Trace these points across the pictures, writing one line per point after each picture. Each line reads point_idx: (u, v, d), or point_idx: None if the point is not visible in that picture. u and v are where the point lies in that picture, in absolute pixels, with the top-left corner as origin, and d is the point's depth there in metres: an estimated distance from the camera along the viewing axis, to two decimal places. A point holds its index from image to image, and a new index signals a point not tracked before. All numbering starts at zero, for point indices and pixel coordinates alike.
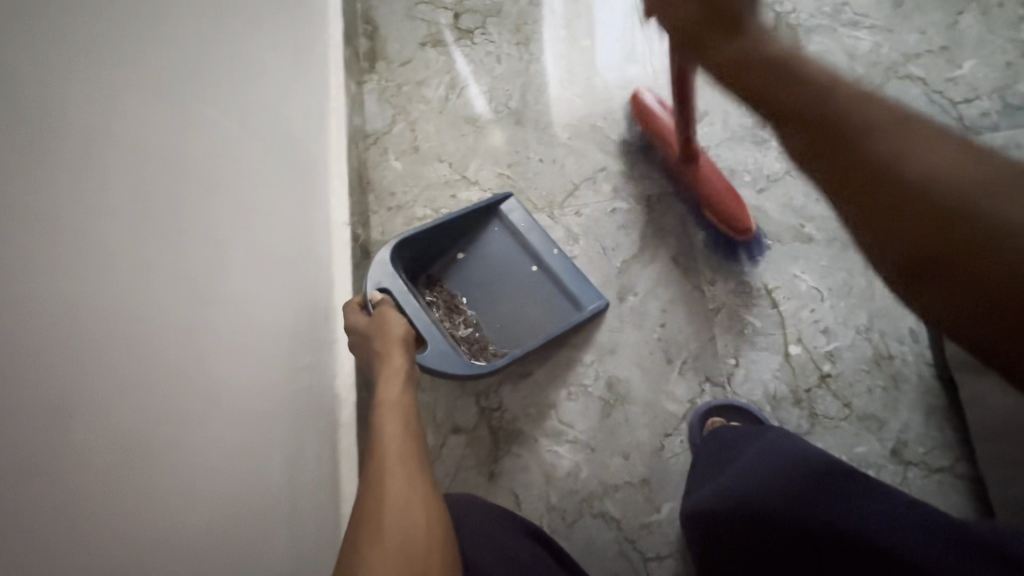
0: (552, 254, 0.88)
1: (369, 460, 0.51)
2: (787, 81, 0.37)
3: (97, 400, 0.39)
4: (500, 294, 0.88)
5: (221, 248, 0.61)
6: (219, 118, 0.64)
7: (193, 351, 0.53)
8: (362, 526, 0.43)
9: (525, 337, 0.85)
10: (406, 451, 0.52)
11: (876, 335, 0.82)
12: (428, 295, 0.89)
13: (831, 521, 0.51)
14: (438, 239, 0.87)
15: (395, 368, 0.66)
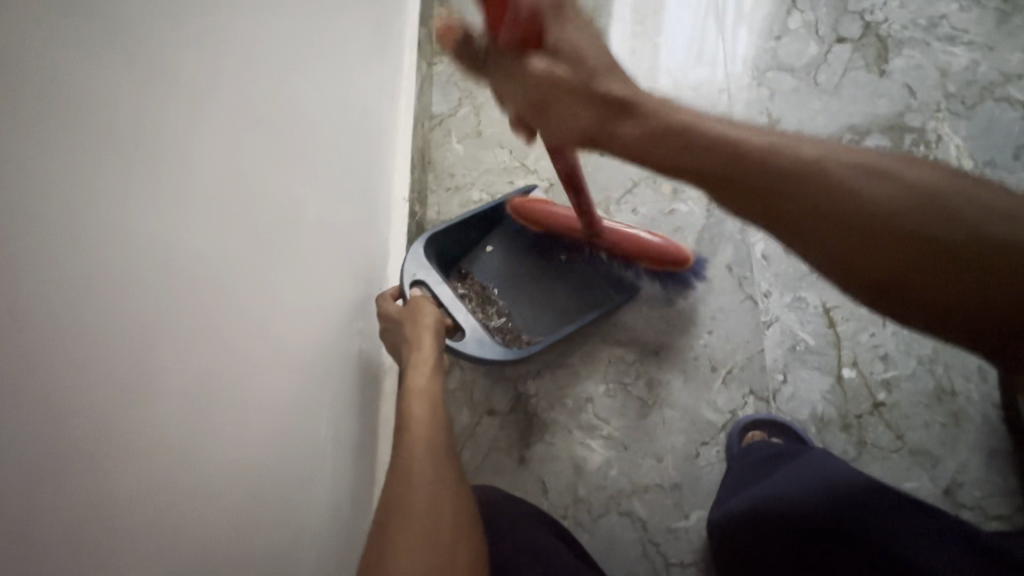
0: (579, 243, 0.90)
1: (398, 449, 0.53)
2: (669, 133, 0.45)
3: (182, 332, 0.44)
4: (530, 288, 0.88)
5: (298, 209, 0.65)
6: (307, 88, 0.68)
7: (266, 303, 0.58)
8: (391, 517, 0.46)
9: (561, 326, 0.85)
10: (434, 442, 0.53)
11: (940, 368, 0.77)
12: (460, 287, 0.88)
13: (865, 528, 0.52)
14: (468, 231, 0.89)
15: (424, 357, 0.67)
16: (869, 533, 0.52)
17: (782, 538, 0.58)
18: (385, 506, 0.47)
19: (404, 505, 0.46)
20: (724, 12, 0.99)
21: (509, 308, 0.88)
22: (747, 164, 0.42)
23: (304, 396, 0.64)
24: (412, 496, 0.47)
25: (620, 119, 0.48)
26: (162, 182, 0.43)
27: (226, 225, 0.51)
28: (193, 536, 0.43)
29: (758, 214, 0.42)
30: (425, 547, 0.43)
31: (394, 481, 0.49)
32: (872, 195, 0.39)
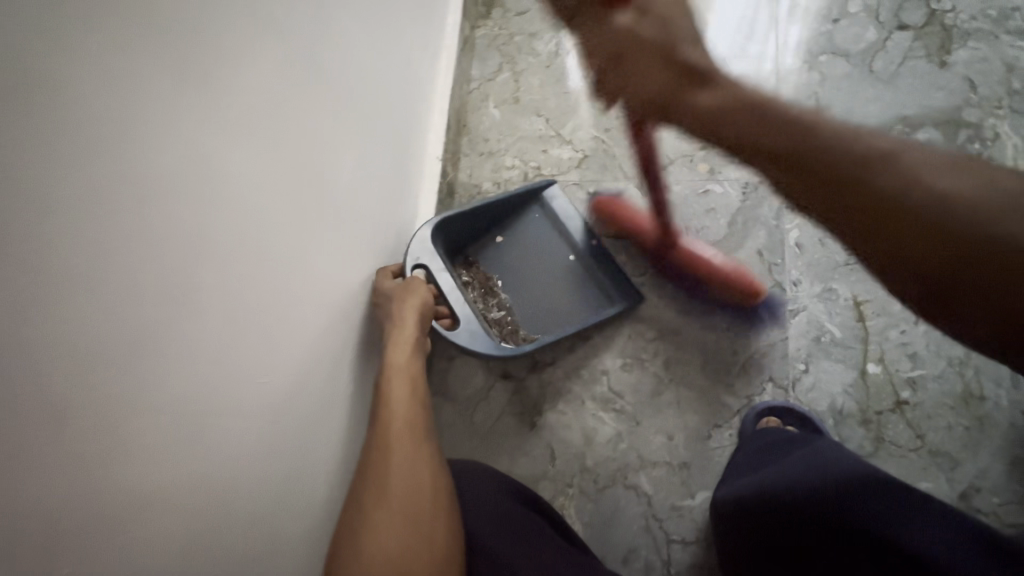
0: (590, 244, 0.88)
1: (376, 431, 0.54)
2: (745, 105, 0.41)
3: (216, 254, 0.46)
4: (532, 284, 0.88)
5: (336, 150, 0.66)
6: (355, 29, 0.68)
7: (297, 239, 0.59)
8: (368, 500, 0.47)
9: (558, 326, 0.85)
10: (416, 425, 0.55)
11: (970, 371, 0.75)
12: (464, 274, 0.89)
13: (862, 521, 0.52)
14: (479, 219, 0.88)
15: (406, 338, 0.68)
16: (863, 514, 0.52)
17: (777, 523, 0.58)
18: (362, 486, 0.49)
19: (380, 494, 0.47)
20: None
21: (511, 302, 0.87)
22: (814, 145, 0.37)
23: (324, 338, 0.66)
24: (388, 481, 0.48)
25: (693, 89, 0.45)
26: (202, 104, 0.43)
27: (266, 154, 0.52)
28: (201, 457, 0.44)
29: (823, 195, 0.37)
30: (403, 533, 0.45)
31: (370, 465, 0.50)
32: (946, 192, 0.34)
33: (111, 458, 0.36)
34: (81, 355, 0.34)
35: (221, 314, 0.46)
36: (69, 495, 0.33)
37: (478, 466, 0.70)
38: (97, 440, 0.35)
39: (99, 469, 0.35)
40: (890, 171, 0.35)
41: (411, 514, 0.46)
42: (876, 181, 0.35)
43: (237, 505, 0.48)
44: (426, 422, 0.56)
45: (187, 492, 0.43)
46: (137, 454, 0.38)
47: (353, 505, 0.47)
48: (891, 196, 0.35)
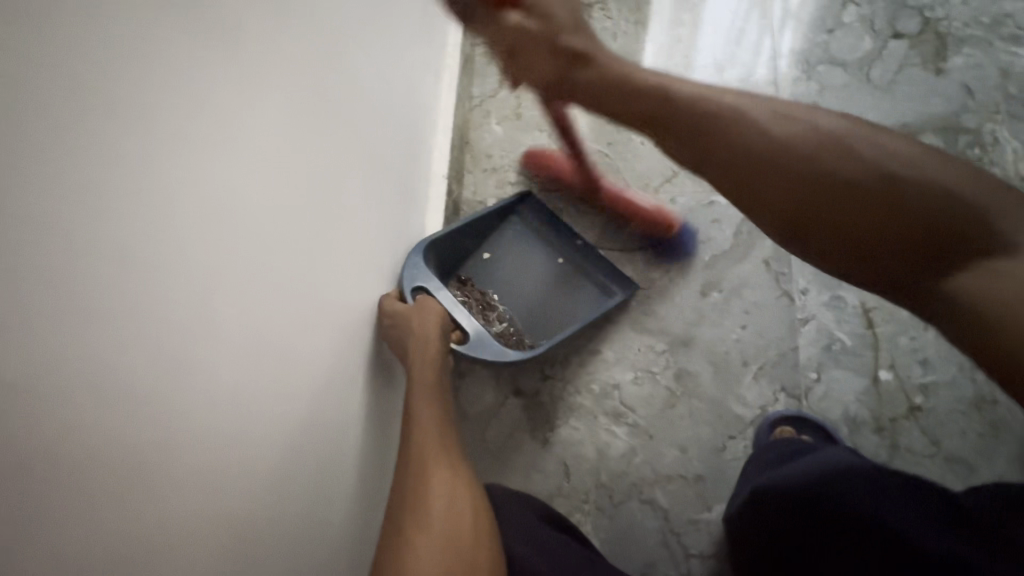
0: (575, 245, 0.90)
1: (408, 459, 0.54)
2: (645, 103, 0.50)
3: (235, 284, 0.47)
4: (529, 295, 0.89)
5: (347, 172, 0.67)
6: (360, 54, 0.70)
7: (312, 263, 0.60)
8: (405, 528, 0.46)
9: (561, 328, 0.86)
10: (444, 456, 0.54)
11: (981, 376, 0.75)
12: (459, 293, 0.88)
13: (883, 521, 0.50)
14: (465, 237, 0.88)
15: (430, 358, 0.69)
16: (864, 505, 0.52)
17: (794, 532, 0.57)
18: (399, 515, 0.48)
19: (422, 517, 0.46)
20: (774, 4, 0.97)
21: (511, 313, 0.87)
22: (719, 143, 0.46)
23: (336, 362, 0.65)
24: (430, 503, 0.48)
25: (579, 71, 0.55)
26: (209, 134, 0.43)
27: (275, 179, 0.53)
28: (217, 488, 0.43)
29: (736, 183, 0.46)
30: (448, 555, 0.43)
31: (410, 489, 0.50)
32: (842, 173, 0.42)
33: (133, 494, 0.36)
34: (92, 393, 0.33)
35: (234, 340, 0.46)
36: (79, 535, 0.33)
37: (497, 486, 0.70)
38: (118, 476, 0.35)
39: (111, 505, 0.35)
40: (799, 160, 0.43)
41: (452, 534, 0.45)
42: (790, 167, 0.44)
43: (257, 536, 0.47)
44: (454, 449, 0.55)
45: (207, 527, 0.42)
46: (149, 488, 0.37)
47: (394, 534, 0.46)
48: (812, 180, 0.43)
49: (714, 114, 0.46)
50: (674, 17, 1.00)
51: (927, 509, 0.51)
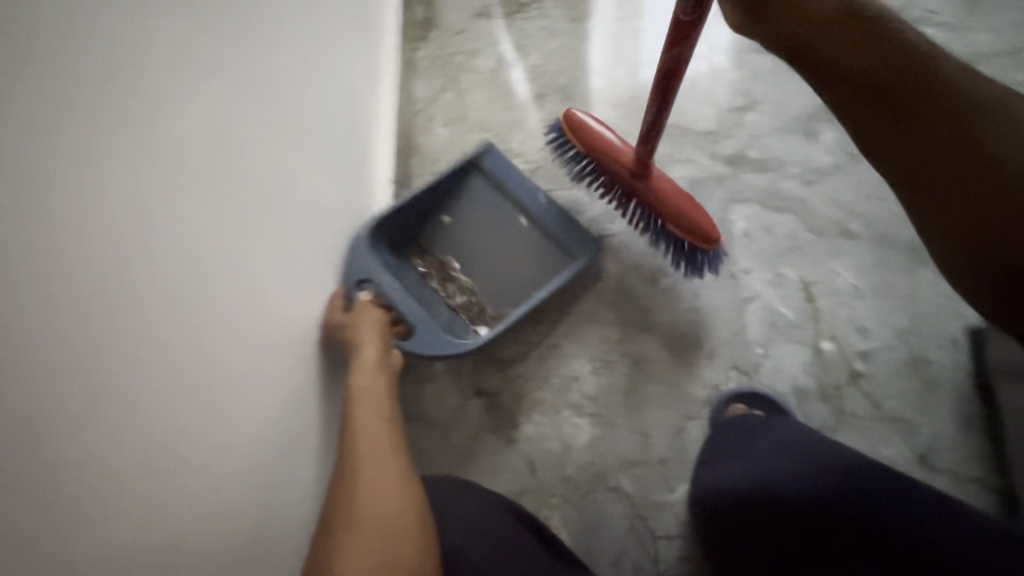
0: (539, 206, 0.88)
1: (341, 460, 0.55)
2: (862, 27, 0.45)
3: (171, 310, 0.44)
4: (487, 257, 0.89)
5: (286, 181, 0.65)
6: (297, 60, 0.68)
7: (254, 279, 0.58)
8: (336, 525, 0.47)
9: (522, 297, 0.87)
10: (377, 452, 0.55)
11: (915, 338, 0.79)
12: (419, 264, 0.89)
13: (874, 521, 0.52)
14: (421, 203, 0.87)
15: (366, 361, 0.70)
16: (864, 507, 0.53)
17: (773, 523, 0.58)
18: (330, 514, 0.48)
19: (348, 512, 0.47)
20: None
21: (470, 284, 0.88)
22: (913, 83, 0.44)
23: (288, 376, 0.64)
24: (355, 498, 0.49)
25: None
26: (137, 147, 0.41)
27: (214, 191, 0.51)
28: (154, 516, 0.41)
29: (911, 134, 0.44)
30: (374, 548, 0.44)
31: (340, 488, 0.51)
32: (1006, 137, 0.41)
33: (57, 537, 0.34)
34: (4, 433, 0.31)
35: (174, 363, 0.44)
36: None
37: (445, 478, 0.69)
38: (40, 519, 0.33)
39: (33, 551, 0.32)
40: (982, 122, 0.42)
41: (378, 526, 0.46)
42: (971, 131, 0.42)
43: (198, 566, 0.45)
44: (387, 445, 0.57)
45: (143, 562, 0.40)
46: (68, 524, 0.35)
47: (324, 533, 0.47)
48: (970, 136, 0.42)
49: (924, 67, 0.44)
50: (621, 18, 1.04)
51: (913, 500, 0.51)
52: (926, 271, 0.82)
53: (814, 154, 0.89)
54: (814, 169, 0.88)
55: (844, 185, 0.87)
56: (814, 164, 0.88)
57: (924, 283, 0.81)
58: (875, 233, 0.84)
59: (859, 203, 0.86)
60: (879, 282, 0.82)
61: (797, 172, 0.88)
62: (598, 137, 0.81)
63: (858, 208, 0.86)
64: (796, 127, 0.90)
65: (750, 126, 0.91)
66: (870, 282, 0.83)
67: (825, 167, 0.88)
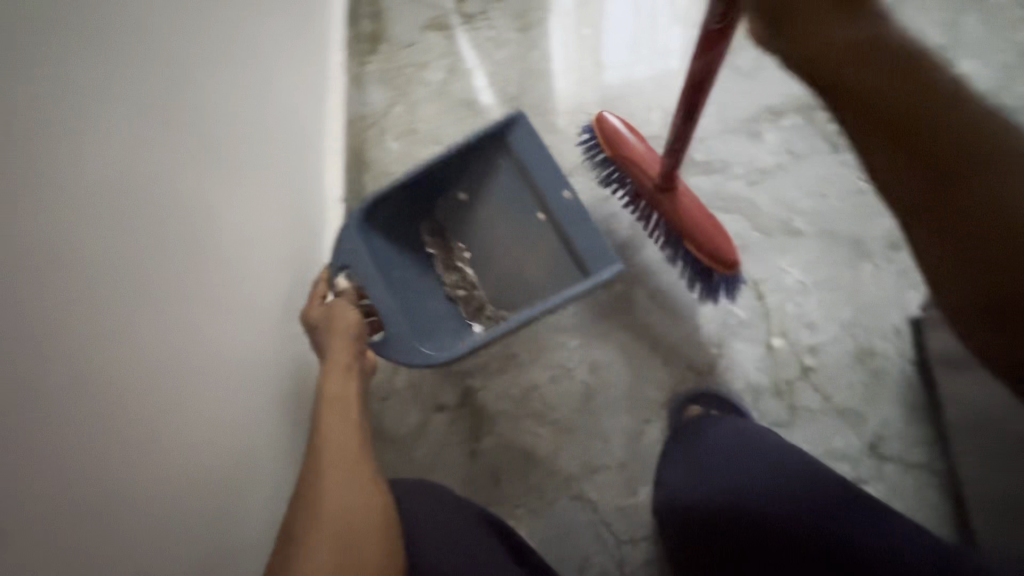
0: (560, 199, 0.85)
1: (307, 471, 0.51)
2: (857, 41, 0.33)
3: (89, 353, 0.42)
4: (503, 245, 0.91)
5: (217, 207, 0.63)
6: (220, 81, 0.66)
7: (190, 312, 0.55)
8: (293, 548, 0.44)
9: (522, 301, 0.89)
10: (348, 465, 0.51)
11: (860, 330, 0.82)
12: (429, 243, 0.92)
13: (837, 537, 0.52)
14: (435, 179, 0.87)
15: (339, 363, 0.64)
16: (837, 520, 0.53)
17: (740, 533, 0.59)
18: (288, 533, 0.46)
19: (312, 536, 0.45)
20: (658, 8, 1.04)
21: (474, 278, 0.92)
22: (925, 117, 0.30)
23: (240, 406, 0.62)
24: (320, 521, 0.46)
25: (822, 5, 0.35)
26: (79, 197, 0.43)
27: (161, 232, 0.52)
28: (122, 551, 0.43)
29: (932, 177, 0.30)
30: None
31: (303, 506, 0.48)
32: None
33: None
34: None
35: (130, 404, 0.46)
36: None
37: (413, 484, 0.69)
38: None
39: None
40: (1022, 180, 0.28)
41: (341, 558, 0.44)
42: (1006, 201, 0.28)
43: None
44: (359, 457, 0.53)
45: None
46: None
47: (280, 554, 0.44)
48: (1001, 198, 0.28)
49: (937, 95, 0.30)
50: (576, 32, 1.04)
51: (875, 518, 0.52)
52: (868, 265, 0.84)
53: (758, 155, 0.91)
54: (758, 170, 0.90)
55: (787, 184, 0.89)
56: (758, 165, 0.91)
57: (867, 276, 0.84)
58: (818, 230, 0.86)
59: (801, 201, 0.88)
60: (824, 278, 0.84)
61: (741, 173, 0.90)
62: (626, 146, 0.81)
63: (800, 205, 0.88)
64: (739, 128, 0.92)
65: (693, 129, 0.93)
66: (815, 277, 0.85)
67: (768, 167, 0.91)
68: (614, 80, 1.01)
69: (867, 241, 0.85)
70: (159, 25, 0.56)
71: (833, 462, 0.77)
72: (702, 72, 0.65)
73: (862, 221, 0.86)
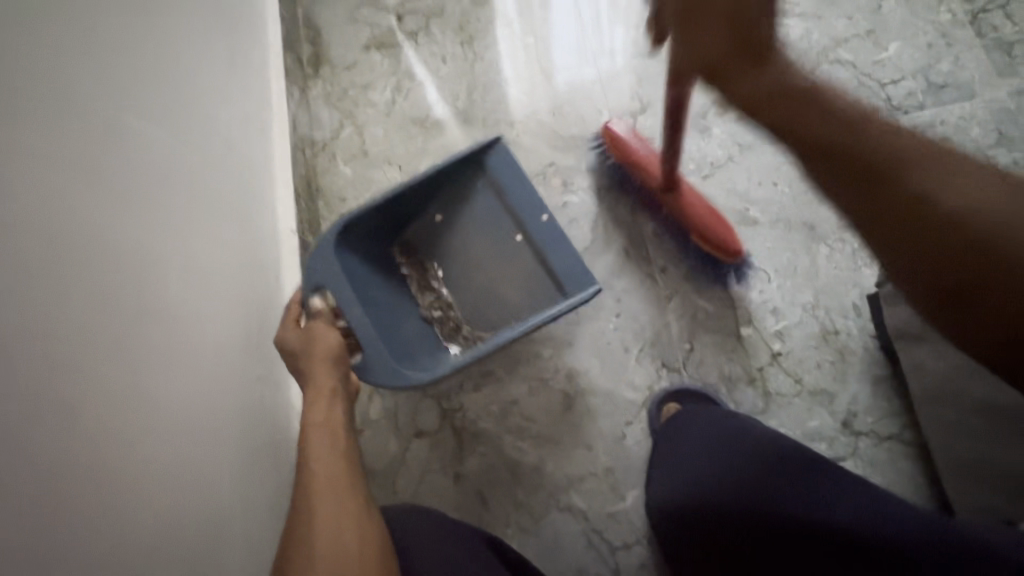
0: (538, 221, 0.83)
1: (294, 508, 0.48)
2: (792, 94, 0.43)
3: (20, 433, 0.38)
4: (482, 267, 0.89)
5: (156, 254, 0.58)
6: (150, 119, 0.62)
7: (131, 371, 0.50)
8: None
9: (500, 317, 0.87)
10: (336, 497, 0.48)
11: (822, 312, 0.84)
12: (403, 265, 0.90)
13: (828, 518, 0.51)
14: (409, 201, 0.86)
15: (322, 387, 0.61)
16: (835, 507, 0.51)
17: (737, 527, 0.59)
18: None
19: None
20: (599, 10, 1.05)
21: (449, 298, 0.90)
22: (857, 144, 0.39)
23: (198, 462, 0.58)
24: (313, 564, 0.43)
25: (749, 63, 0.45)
26: (4, 271, 0.39)
27: (99, 292, 0.49)
28: None
29: (849, 188, 0.39)
30: None
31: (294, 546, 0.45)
32: (966, 195, 0.35)
33: None
34: None
35: (83, 485, 0.42)
36: None
37: (405, 510, 0.66)
38: None
39: None
40: (940, 173, 0.37)
41: None
42: (928, 198, 0.36)
43: None
44: (352, 485, 0.50)
45: None
46: None
47: None
48: (913, 193, 0.36)
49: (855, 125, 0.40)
50: (519, 38, 1.04)
51: (855, 486, 0.51)
52: (822, 246, 0.86)
53: (709, 149, 0.92)
54: (709, 163, 0.92)
55: (739, 175, 0.91)
56: (709, 158, 0.92)
57: (822, 257, 0.86)
58: (772, 218, 0.88)
59: (753, 191, 0.90)
60: (782, 263, 0.86)
61: (694, 167, 0.92)
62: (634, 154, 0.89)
63: (753, 195, 0.90)
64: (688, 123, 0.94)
65: (643, 129, 0.98)
66: (774, 264, 0.87)
67: (719, 159, 0.92)
68: (562, 84, 1.01)
69: (819, 224, 0.88)
70: (91, 78, 0.52)
71: (810, 443, 0.79)
72: (678, 98, 0.68)
73: (813, 205, 0.89)
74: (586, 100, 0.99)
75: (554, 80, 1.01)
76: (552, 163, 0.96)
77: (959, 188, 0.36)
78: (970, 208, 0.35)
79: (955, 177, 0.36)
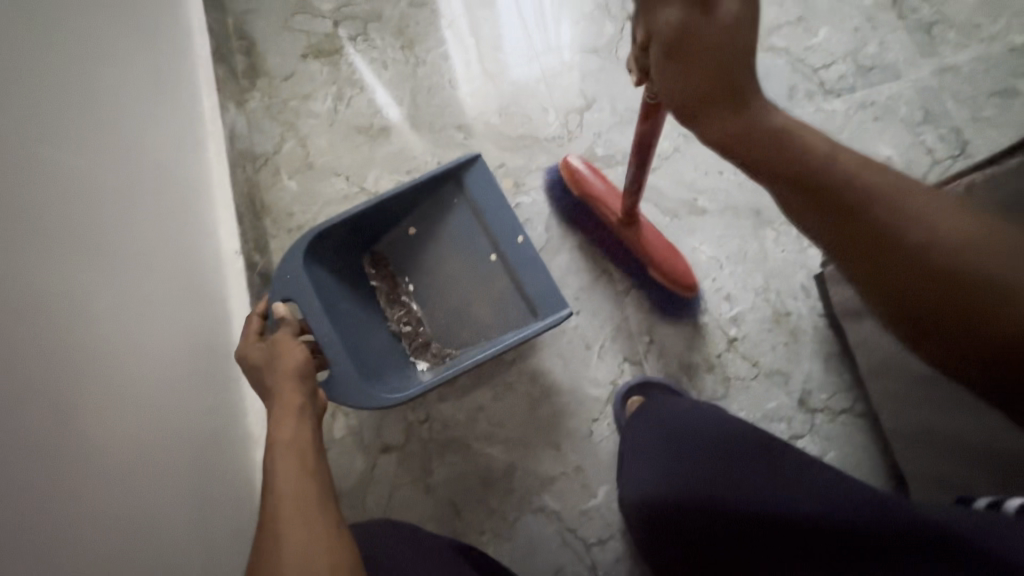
0: (512, 244, 0.81)
1: (259, 529, 0.45)
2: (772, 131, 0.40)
3: None
4: (451, 277, 0.88)
5: (86, 290, 0.54)
6: (73, 143, 0.57)
7: (66, 418, 0.47)
8: None
9: (468, 330, 0.86)
10: (304, 512, 0.45)
11: (773, 295, 0.86)
12: (373, 276, 0.88)
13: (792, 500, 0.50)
14: (384, 212, 0.84)
15: (290, 398, 0.58)
16: (797, 496, 0.50)
17: (708, 515, 0.58)
18: None
19: None
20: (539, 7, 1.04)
21: (419, 312, 0.88)
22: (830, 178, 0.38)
23: (146, 503, 0.54)
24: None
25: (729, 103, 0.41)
26: None
27: (25, 333, 0.45)
28: None
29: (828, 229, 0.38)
30: None
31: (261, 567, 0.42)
32: (945, 229, 0.34)
33: None
34: None
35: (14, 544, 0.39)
36: None
37: (376, 527, 0.65)
38: None
39: None
40: (912, 208, 0.35)
41: None
42: (896, 236, 0.35)
43: None
44: (320, 500, 0.47)
45: None
46: None
47: None
48: (889, 236, 0.36)
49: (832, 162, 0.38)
50: (460, 39, 1.03)
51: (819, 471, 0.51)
52: (769, 230, 0.89)
53: None
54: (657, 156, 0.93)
55: (686, 166, 0.92)
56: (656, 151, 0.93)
57: (769, 241, 0.88)
58: (720, 206, 0.90)
59: (701, 180, 0.92)
60: (733, 249, 0.88)
61: None
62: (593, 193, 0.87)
63: (701, 185, 0.92)
64: None
65: (591, 125, 0.98)
66: (725, 251, 0.88)
67: (665, 151, 0.93)
68: (507, 84, 1.00)
69: (765, 209, 0.90)
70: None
71: (769, 424, 0.81)
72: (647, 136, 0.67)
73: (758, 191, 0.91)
74: (532, 99, 0.99)
75: (499, 81, 1.01)
76: (502, 165, 0.95)
77: (933, 225, 0.35)
78: (944, 240, 0.34)
79: (923, 209, 0.35)
